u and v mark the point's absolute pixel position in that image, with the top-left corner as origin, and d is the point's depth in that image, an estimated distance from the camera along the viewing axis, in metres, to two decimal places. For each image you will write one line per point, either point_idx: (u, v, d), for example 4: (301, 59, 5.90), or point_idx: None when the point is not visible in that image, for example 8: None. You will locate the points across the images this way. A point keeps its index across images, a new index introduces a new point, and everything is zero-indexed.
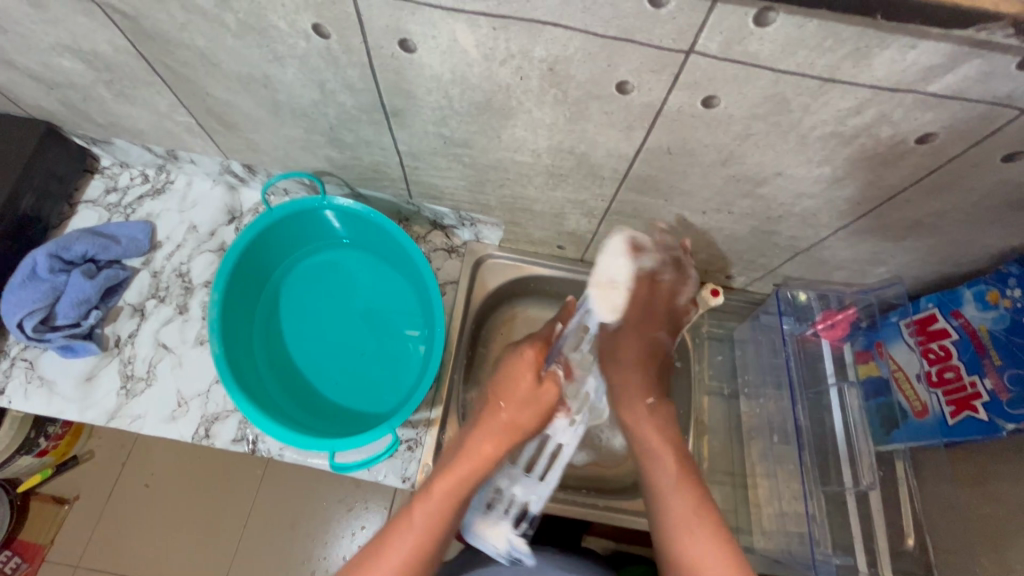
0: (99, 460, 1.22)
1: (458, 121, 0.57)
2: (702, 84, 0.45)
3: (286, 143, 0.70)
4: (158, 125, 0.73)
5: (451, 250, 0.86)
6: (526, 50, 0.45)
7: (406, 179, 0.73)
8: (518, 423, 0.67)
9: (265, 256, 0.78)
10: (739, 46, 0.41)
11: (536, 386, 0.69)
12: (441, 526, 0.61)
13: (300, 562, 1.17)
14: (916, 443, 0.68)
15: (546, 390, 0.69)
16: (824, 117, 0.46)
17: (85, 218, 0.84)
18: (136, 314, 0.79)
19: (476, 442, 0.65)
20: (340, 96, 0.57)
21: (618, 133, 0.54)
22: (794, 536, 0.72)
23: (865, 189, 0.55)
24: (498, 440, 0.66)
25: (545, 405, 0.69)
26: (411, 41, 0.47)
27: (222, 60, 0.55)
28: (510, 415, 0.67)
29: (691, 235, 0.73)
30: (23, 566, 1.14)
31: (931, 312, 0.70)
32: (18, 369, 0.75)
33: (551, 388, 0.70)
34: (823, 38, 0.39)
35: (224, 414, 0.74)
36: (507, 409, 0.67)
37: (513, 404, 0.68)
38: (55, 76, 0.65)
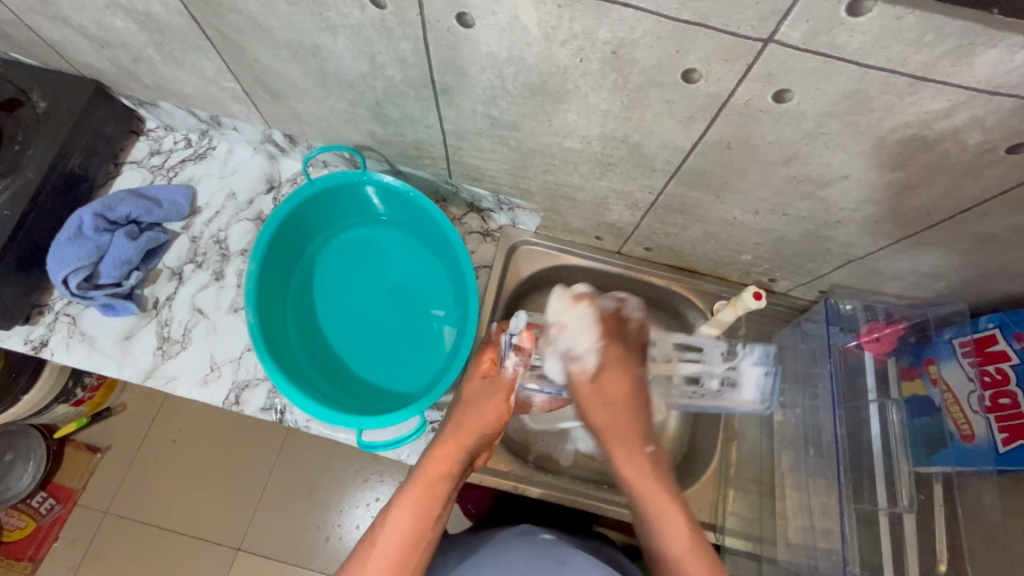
0: (131, 414, 1.27)
1: (509, 103, 0.55)
2: (777, 77, 0.42)
3: (330, 115, 0.69)
4: (205, 90, 0.73)
5: (485, 233, 0.84)
6: (590, 31, 0.43)
7: (447, 159, 0.72)
8: (471, 437, 0.62)
9: (303, 229, 0.78)
10: (825, 37, 0.38)
11: (484, 395, 0.66)
12: (396, 567, 0.54)
13: (315, 528, 1.20)
14: (964, 467, 0.65)
15: (495, 399, 0.65)
16: (908, 118, 0.43)
17: (130, 179, 0.85)
18: (174, 277, 0.80)
19: (425, 463, 0.60)
20: (389, 69, 0.55)
21: (677, 123, 0.51)
22: (821, 552, 0.70)
23: (938, 199, 0.52)
24: (448, 456, 0.61)
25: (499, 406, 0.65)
26: (469, 16, 0.45)
27: (274, 27, 0.54)
28: (456, 429, 0.63)
29: (738, 234, 0.69)
30: (56, 508, 1.19)
31: (991, 333, 0.65)
32: (61, 324, 0.77)
33: (500, 394, 0.66)
34: (922, 31, 0.36)
35: (254, 382, 0.75)
36: (457, 424, 0.63)
37: (459, 418, 0.64)
38: (107, 35, 0.65)
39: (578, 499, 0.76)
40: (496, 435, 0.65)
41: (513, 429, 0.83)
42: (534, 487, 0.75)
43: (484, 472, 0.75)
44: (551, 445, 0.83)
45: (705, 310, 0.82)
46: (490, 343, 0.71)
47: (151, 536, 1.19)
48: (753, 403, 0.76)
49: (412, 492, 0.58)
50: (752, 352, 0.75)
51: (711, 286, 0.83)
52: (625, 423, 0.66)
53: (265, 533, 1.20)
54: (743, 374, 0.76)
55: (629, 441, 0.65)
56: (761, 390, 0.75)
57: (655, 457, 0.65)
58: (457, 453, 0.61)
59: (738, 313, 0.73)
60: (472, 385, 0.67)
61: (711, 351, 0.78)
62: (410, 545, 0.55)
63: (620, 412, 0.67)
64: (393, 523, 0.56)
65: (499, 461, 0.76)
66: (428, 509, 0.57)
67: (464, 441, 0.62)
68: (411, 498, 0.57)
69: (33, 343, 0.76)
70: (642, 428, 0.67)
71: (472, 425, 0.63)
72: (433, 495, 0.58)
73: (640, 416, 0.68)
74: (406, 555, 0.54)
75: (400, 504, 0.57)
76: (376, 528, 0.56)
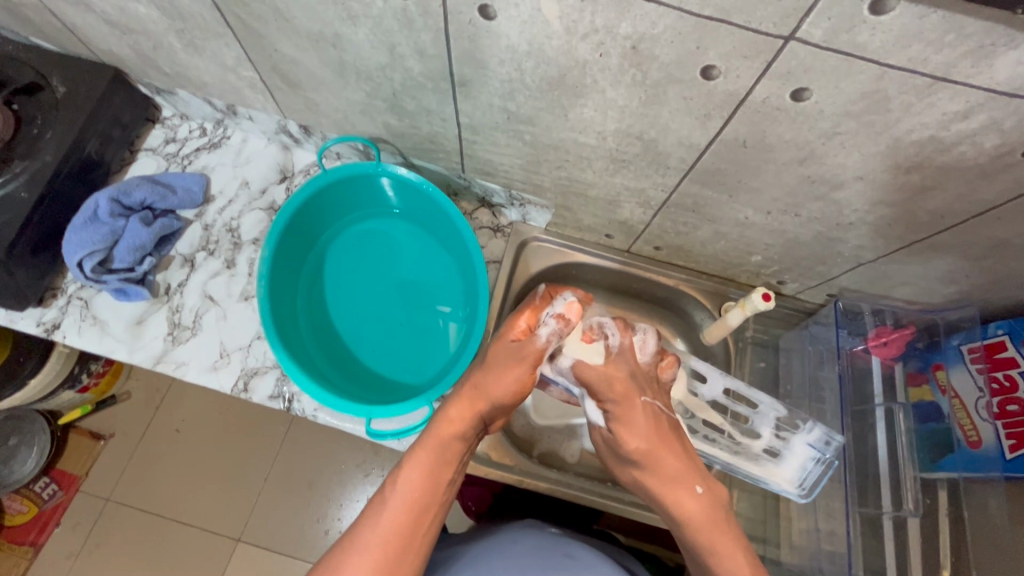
0: (136, 401, 1.27)
1: (526, 96, 0.55)
2: (796, 75, 0.43)
3: (346, 106, 0.69)
4: (223, 79, 0.73)
5: (496, 229, 0.85)
6: (612, 25, 0.43)
7: (461, 153, 0.72)
8: (487, 401, 0.59)
9: (316, 218, 0.78)
10: (846, 35, 0.38)
11: (508, 359, 0.60)
12: (403, 532, 0.51)
13: (317, 521, 1.20)
14: (969, 475, 0.64)
15: (519, 369, 0.59)
16: (926, 120, 0.43)
17: (145, 166, 0.86)
18: (186, 264, 0.81)
19: (437, 425, 0.58)
20: (409, 60, 0.56)
21: (693, 121, 0.52)
22: (825, 554, 0.70)
23: (952, 202, 0.52)
24: (463, 419, 0.58)
25: (525, 368, 0.59)
26: (491, 8, 0.45)
27: (296, 16, 0.55)
28: (475, 392, 0.59)
29: (749, 234, 0.69)
30: (59, 494, 1.19)
31: (1000, 339, 0.67)
32: (73, 307, 0.77)
33: (529, 359, 0.59)
34: (944, 32, 0.36)
35: (263, 370, 0.76)
36: (475, 385, 0.60)
37: (480, 380, 0.60)
38: (129, 21, 0.66)
39: (581, 494, 0.76)
40: (516, 402, 0.62)
41: (519, 426, 0.84)
42: (538, 482, 0.76)
43: (490, 466, 0.75)
44: (557, 442, 0.84)
45: (712, 310, 0.82)
46: (531, 305, 0.62)
47: (152, 523, 1.19)
48: (790, 485, 0.70)
49: (424, 456, 0.55)
50: (812, 431, 0.70)
51: (719, 288, 0.83)
52: (662, 446, 0.57)
53: (266, 524, 1.20)
54: (792, 449, 0.70)
55: (669, 464, 0.57)
56: (802, 475, 0.70)
57: (706, 497, 0.56)
58: (472, 417, 0.58)
59: (746, 314, 0.74)
60: (497, 348, 0.61)
61: (765, 415, 0.73)
62: (418, 509, 0.53)
63: (647, 439, 0.57)
64: (406, 484, 0.54)
65: (504, 455, 0.76)
66: (438, 473, 0.55)
67: (480, 405, 0.59)
68: (418, 464, 0.55)
69: (45, 325, 0.76)
70: (685, 462, 0.57)
71: (493, 391, 0.59)
72: (443, 460, 0.56)
73: (677, 447, 0.58)
74: (413, 521, 0.52)
75: (411, 467, 0.55)
76: (384, 491, 0.54)
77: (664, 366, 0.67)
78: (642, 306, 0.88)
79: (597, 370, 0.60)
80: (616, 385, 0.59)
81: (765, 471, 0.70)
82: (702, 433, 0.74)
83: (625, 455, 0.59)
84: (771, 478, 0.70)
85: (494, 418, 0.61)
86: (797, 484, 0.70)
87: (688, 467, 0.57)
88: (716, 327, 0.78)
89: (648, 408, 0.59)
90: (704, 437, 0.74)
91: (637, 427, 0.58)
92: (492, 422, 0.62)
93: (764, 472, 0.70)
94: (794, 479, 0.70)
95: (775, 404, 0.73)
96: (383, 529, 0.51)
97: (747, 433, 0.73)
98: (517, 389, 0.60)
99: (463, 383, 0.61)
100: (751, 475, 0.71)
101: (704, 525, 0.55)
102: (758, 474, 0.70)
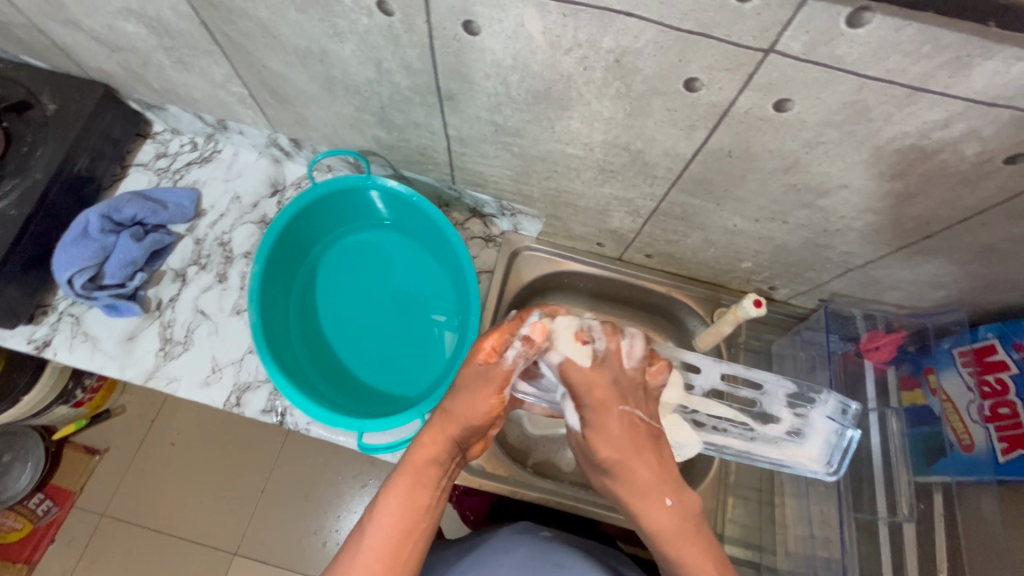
0: (131, 415, 1.27)
1: (513, 109, 0.56)
2: (777, 87, 0.43)
3: (336, 120, 0.69)
4: (212, 94, 0.73)
5: (487, 239, 0.85)
6: (594, 40, 0.44)
7: (451, 164, 0.72)
8: (457, 426, 0.58)
9: (307, 231, 0.79)
10: (824, 48, 0.38)
11: (477, 384, 0.59)
12: (385, 564, 0.51)
13: (313, 533, 1.20)
14: (963, 478, 0.65)
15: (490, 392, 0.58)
16: (906, 129, 0.44)
17: (135, 181, 0.86)
18: (178, 279, 0.81)
19: (412, 451, 0.58)
20: (396, 75, 0.56)
21: (678, 132, 0.52)
22: (820, 560, 0.70)
23: (936, 209, 0.53)
24: (437, 443, 0.58)
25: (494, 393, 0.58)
26: (475, 24, 0.46)
27: (283, 33, 0.55)
28: (445, 417, 0.59)
29: (739, 242, 0.70)
30: (53, 510, 1.18)
31: (991, 342, 0.66)
32: (64, 324, 0.77)
33: (495, 382, 0.58)
34: (920, 44, 0.36)
35: (256, 384, 0.75)
36: (446, 411, 0.59)
37: (450, 404, 0.59)
38: (117, 39, 0.66)
39: (577, 503, 0.76)
40: (492, 423, 0.61)
41: (514, 436, 0.84)
42: (533, 492, 0.76)
43: (484, 477, 0.75)
44: (552, 451, 0.83)
45: (705, 316, 0.82)
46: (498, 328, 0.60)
47: (148, 540, 1.18)
48: (816, 464, 0.67)
49: (400, 484, 0.55)
50: (827, 403, 0.67)
51: (711, 294, 0.83)
52: (633, 457, 0.56)
53: (262, 538, 1.19)
54: (811, 426, 0.68)
55: (642, 476, 0.55)
56: (828, 451, 0.66)
57: (677, 510, 0.54)
58: (444, 441, 0.58)
59: (737, 320, 0.74)
60: (465, 372, 0.60)
61: (773, 395, 0.71)
62: (398, 539, 0.52)
63: (614, 450, 0.56)
64: (383, 514, 0.53)
65: (498, 465, 0.76)
66: (417, 499, 0.55)
67: (451, 429, 0.58)
68: (393, 492, 0.55)
69: (36, 343, 0.76)
70: (657, 474, 0.55)
71: (463, 414, 0.58)
72: (421, 485, 0.56)
73: (652, 461, 0.56)
74: (394, 552, 0.52)
75: (387, 497, 0.54)
76: (363, 522, 0.54)
77: (652, 372, 0.60)
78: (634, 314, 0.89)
79: (582, 373, 0.58)
80: (597, 390, 0.57)
81: (788, 453, 0.68)
82: (708, 426, 0.71)
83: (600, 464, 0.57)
84: (797, 460, 0.67)
85: (471, 438, 0.60)
86: (824, 460, 0.66)
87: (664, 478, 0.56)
88: (708, 335, 0.78)
89: (622, 418, 0.56)
90: (712, 428, 0.71)
91: (609, 438, 0.56)
92: (471, 442, 0.61)
93: (788, 455, 0.67)
94: (820, 457, 0.67)
95: (781, 382, 0.71)
96: (362, 563, 0.51)
97: (759, 416, 0.71)
98: (489, 412, 0.59)
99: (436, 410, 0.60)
100: (775, 460, 0.68)
101: (671, 534, 0.54)
102: (779, 458, 0.68)
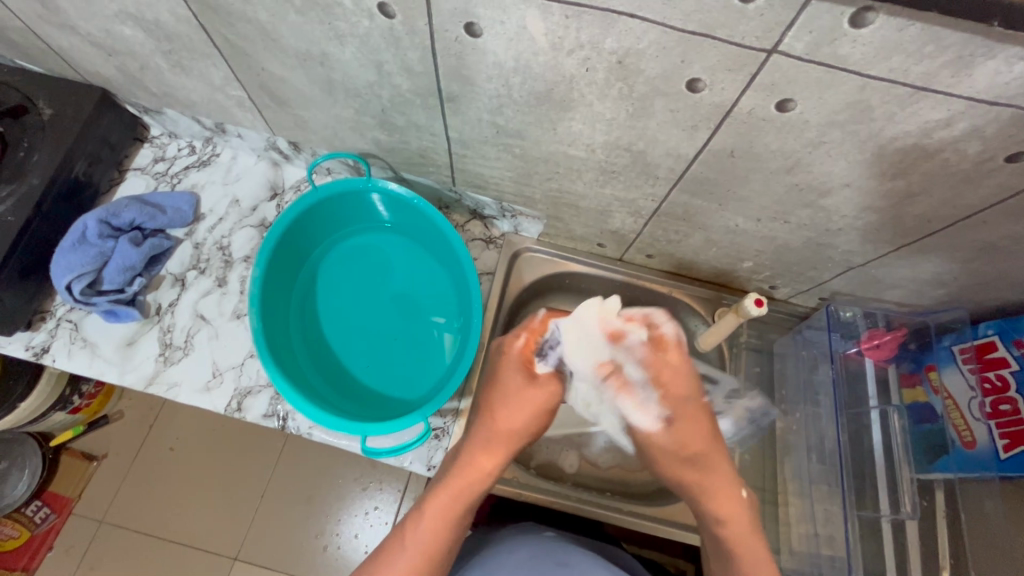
0: (129, 421, 1.26)
1: (514, 111, 0.56)
2: (780, 86, 0.43)
3: (336, 122, 0.69)
4: (211, 98, 0.73)
5: (488, 241, 0.85)
6: (597, 41, 0.44)
7: (451, 166, 0.72)
8: (512, 438, 0.65)
9: (307, 234, 0.78)
10: (828, 48, 0.38)
11: (526, 393, 0.66)
12: (447, 525, 0.63)
13: (315, 537, 1.19)
14: (964, 474, 0.65)
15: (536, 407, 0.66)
16: (908, 128, 0.44)
17: (133, 185, 0.85)
18: (177, 283, 0.80)
19: (470, 458, 0.64)
20: (397, 78, 0.56)
21: (681, 132, 0.52)
22: (824, 559, 0.70)
23: (938, 208, 0.53)
24: (491, 453, 0.64)
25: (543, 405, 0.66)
26: (477, 26, 0.46)
27: (283, 36, 0.55)
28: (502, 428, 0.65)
29: (740, 241, 0.70)
30: (51, 518, 1.17)
31: (990, 339, 0.67)
32: (63, 330, 0.76)
33: (543, 394, 0.66)
34: (923, 43, 0.36)
35: (257, 389, 0.75)
36: (501, 422, 0.65)
37: (505, 417, 0.65)
38: (115, 43, 0.66)
39: (580, 505, 0.76)
40: (530, 441, 0.68)
41: None
42: (536, 494, 0.76)
43: None
44: (555, 453, 0.83)
45: (707, 316, 0.83)
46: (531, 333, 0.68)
47: (147, 546, 1.18)
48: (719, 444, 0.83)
49: (460, 475, 0.63)
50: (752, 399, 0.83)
51: (712, 294, 0.83)
52: (713, 452, 0.65)
53: (263, 543, 1.18)
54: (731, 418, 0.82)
55: (719, 474, 0.65)
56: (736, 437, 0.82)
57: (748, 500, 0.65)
58: (499, 451, 0.65)
59: (739, 320, 0.74)
60: (513, 385, 0.66)
61: (722, 388, 0.83)
62: (456, 513, 0.63)
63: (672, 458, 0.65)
64: (449, 492, 0.63)
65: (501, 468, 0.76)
66: (474, 487, 0.64)
67: (505, 441, 0.65)
68: (457, 478, 0.63)
69: (34, 349, 0.75)
70: (715, 468, 0.65)
71: (513, 426, 0.65)
72: (478, 481, 0.64)
73: (724, 466, 0.65)
74: (456, 518, 0.64)
75: (452, 481, 0.63)
76: (426, 497, 0.64)
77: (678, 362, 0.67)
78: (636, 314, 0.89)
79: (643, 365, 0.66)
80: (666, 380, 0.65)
81: None
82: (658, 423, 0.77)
83: (680, 455, 0.65)
84: None
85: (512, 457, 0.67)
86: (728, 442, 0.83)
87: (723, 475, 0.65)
88: (709, 334, 0.78)
89: (688, 424, 0.65)
90: None
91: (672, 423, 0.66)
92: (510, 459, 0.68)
93: None
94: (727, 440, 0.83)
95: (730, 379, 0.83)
96: (432, 520, 0.63)
97: None
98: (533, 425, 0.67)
99: (482, 422, 0.66)
100: None
101: (743, 523, 0.64)
102: None
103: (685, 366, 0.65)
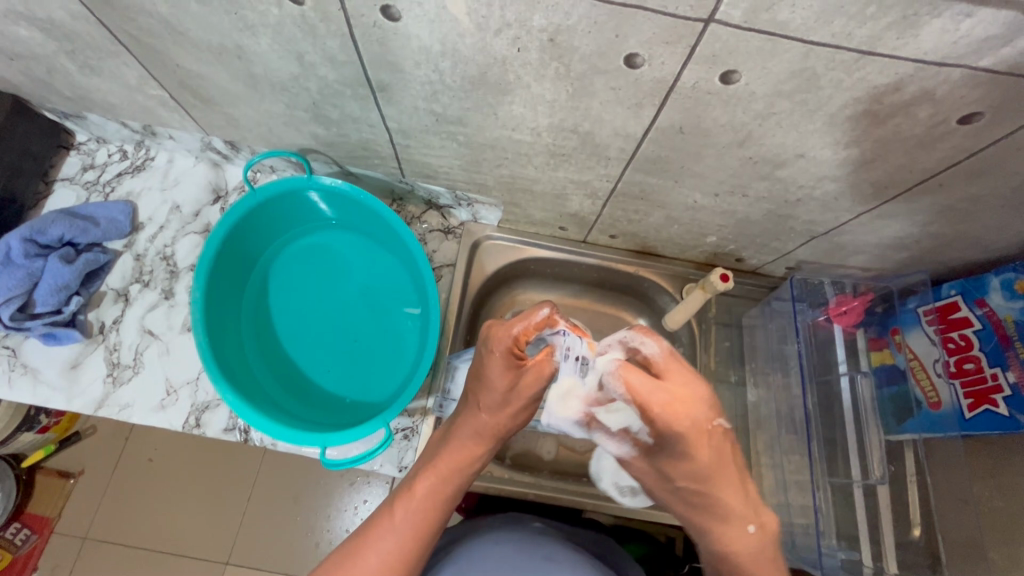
0: (100, 437, 1.22)
1: (450, 97, 0.52)
2: (721, 58, 0.40)
3: (268, 118, 0.65)
4: (131, 99, 0.68)
5: (447, 231, 0.81)
6: (524, 19, 0.40)
7: (397, 157, 0.68)
8: (502, 416, 0.60)
9: (250, 240, 0.74)
10: (766, 14, 0.36)
11: (502, 371, 0.56)
12: (439, 498, 0.60)
13: (304, 536, 1.18)
14: (931, 435, 0.65)
15: (513, 409, 0.60)
16: (857, 94, 0.42)
17: (62, 197, 0.80)
18: (120, 299, 0.76)
19: (466, 422, 0.61)
20: (321, 68, 0.52)
21: (626, 110, 0.49)
22: (797, 527, 0.71)
23: (894, 173, 0.51)
24: (485, 428, 0.61)
25: (528, 389, 0.58)
26: (394, 9, 0.42)
27: (190, 29, 0.50)
28: (490, 413, 0.60)
29: (701, 217, 0.68)
30: (31, 539, 1.15)
31: (953, 300, 0.66)
32: (0, 357, 0.72)
33: (526, 373, 0.57)
34: (865, 4, 0.34)
35: (215, 403, 0.72)
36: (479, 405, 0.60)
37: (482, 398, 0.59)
38: (14, 46, 0.60)
39: (555, 493, 0.76)
40: (518, 419, 0.62)
41: None
42: (514, 487, 0.75)
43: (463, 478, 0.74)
44: (532, 441, 0.82)
45: (674, 293, 0.81)
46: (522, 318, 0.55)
47: (132, 559, 1.16)
48: None
49: (457, 446, 0.61)
50: None
51: (679, 270, 0.82)
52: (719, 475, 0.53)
53: (251, 545, 1.17)
54: None
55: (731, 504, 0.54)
56: None
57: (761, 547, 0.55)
58: (496, 427, 0.61)
59: (706, 296, 0.74)
60: (492, 364, 0.56)
61: None
62: (444, 497, 0.60)
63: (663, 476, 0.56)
64: (445, 462, 0.61)
65: None
66: (473, 457, 0.61)
67: (498, 421, 0.61)
68: (454, 449, 0.61)
69: None
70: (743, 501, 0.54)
71: (503, 410, 0.60)
72: (476, 450, 0.61)
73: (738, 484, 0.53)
74: (442, 502, 0.60)
75: (449, 452, 0.61)
76: (412, 481, 0.61)
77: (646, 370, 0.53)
78: (605, 295, 0.87)
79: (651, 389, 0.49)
80: (679, 409, 0.49)
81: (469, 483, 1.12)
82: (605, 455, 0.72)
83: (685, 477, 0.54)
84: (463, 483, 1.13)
85: (512, 427, 0.63)
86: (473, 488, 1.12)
87: (717, 469, 0.53)
88: (677, 313, 0.77)
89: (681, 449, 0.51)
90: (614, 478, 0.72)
91: (692, 467, 0.53)
92: (511, 433, 0.64)
93: None
94: None
95: None
96: (422, 494, 0.60)
97: None
98: (522, 420, 0.63)
99: (467, 407, 0.62)
100: None
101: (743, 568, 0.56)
102: None
103: (684, 378, 0.50)
